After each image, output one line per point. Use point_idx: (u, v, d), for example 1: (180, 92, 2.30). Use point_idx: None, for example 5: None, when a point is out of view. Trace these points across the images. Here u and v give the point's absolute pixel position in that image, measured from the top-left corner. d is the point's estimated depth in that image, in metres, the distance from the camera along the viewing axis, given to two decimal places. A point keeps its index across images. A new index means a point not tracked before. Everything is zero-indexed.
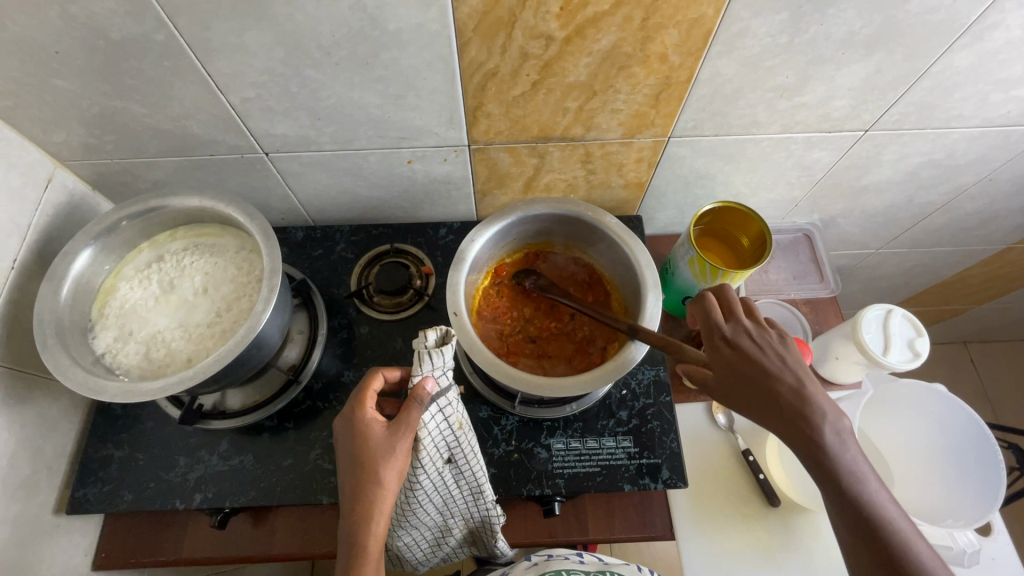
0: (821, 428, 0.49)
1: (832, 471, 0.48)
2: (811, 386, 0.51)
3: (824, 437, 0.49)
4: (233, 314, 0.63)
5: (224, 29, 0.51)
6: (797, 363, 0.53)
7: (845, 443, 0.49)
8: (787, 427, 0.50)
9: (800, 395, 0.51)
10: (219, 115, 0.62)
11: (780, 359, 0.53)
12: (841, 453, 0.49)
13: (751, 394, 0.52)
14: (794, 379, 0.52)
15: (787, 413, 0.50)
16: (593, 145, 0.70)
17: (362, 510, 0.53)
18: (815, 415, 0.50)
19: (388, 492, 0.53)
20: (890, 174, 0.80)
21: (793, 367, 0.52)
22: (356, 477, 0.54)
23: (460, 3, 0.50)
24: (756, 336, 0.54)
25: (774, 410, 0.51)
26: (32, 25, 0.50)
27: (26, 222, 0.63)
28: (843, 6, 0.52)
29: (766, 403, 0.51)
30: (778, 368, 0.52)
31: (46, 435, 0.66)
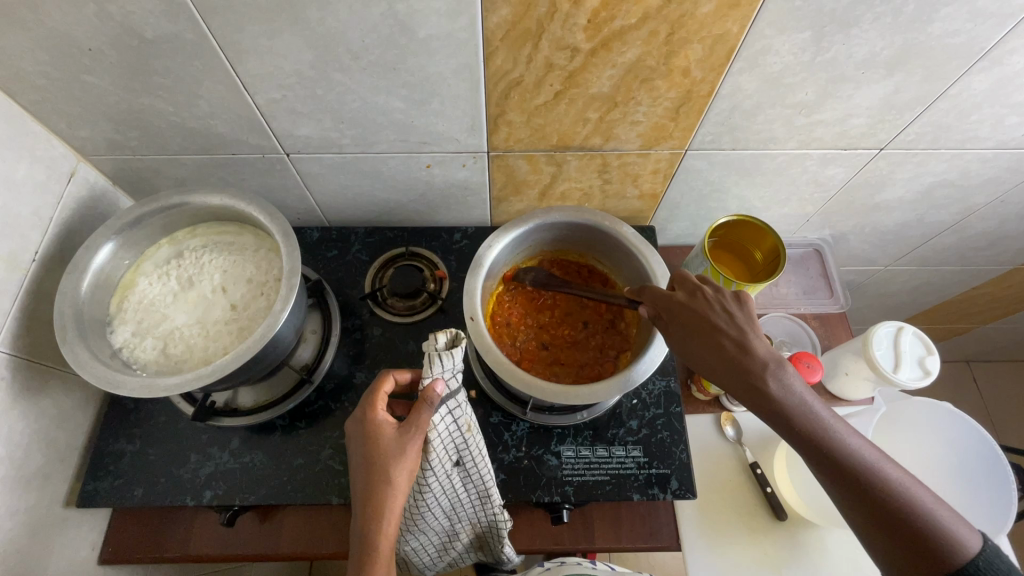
0: (768, 381, 0.48)
1: (794, 422, 0.47)
2: (755, 338, 0.50)
3: (775, 390, 0.48)
4: (251, 312, 0.63)
5: (256, 32, 0.52)
6: (742, 318, 0.52)
7: (794, 390, 0.48)
8: (741, 387, 0.49)
9: (745, 351, 0.50)
10: (244, 115, 0.62)
11: (721, 317, 0.52)
12: (796, 402, 0.47)
13: (704, 360, 0.51)
14: (736, 336, 0.51)
15: (739, 372, 0.49)
16: (611, 155, 0.70)
17: (373, 510, 0.53)
18: (763, 369, 0.49)
19: (399, 492, 0.53)
20: (903, 193, 0.81)
21: (735, 322, 0.52)
22: (367, 477, 0.54)
23: (490, 13, 0.50)
24: (705, 302, 0.54)
25: (728, 373, 0.50)
26: (67, 22, 0.51)
27: (49, 214, 0.63)
28: (866, 27, 0.52)
29: (719, 366, 0.50)
30: (719, 328, 0.51)
31: (59, 427, 0.66)
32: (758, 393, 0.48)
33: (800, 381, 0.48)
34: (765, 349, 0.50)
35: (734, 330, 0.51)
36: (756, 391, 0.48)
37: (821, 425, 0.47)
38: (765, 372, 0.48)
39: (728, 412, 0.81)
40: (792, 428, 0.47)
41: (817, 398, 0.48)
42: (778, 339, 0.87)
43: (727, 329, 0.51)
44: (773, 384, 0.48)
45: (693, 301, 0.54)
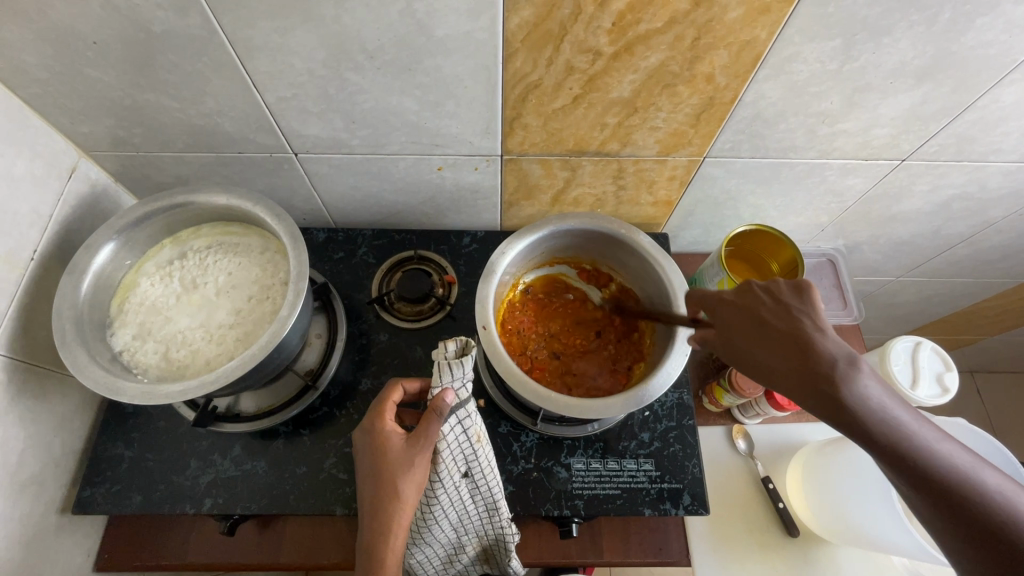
0: (836, 378, 0.45)
1: (866, 425, 0.43)
2: (820, 334, 0.48)
3: (846, 386, 0.44)
4: (256, 317, 0.62)
5: (268, 28, 0.50)
6: (808, 315, 0.50)
7: (867, 386, 0.44)
8: (807, 386, 0.46)
9: (809, 346, 0.47)
10: (251, 113, 0.60)
11: (781, 314, 0.51)
12: (869, 398, 0.44)
13: (767, 361, 0.50)
14: (799, 331, 0.49)
15: (801, 370, 0.47)
16: (627, 161, 0.69)
17: (380, 522, 0.52)
18: (830, 365, 0.46)
19: (406, 505, 0.52)
20: (922, 205, 0.79)
21: (798, 318, 0.50)
22: (374, 488, 0.53)
23: (512, 13, 0.49)
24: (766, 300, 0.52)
25: (791, 371, 0.47)
26: (72, 14, 0.49)
27: (48, 212, 0.61)
28: (897, 35, 0.51)
29: (782, 364, 0.48)
30: (779, 326, 0.50)
31: (56, 431, 0.64)
32: (826, 390, 0.45)
33: (874, 376, 0.45)
34: (829, 344, 0.47)
35: (798, 325, 0.49)
36: (824, 388, 0.45)
37: (899, 423, 0.43)
38: (832, 366, 0.46)
39: (739, 425, 0.79)
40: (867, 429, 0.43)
41: (892, 393, 0.44)
42: None
43: (788, 325, 0.49)
44: (843, 380, 0.45)
45: (749, 299, 0.53)
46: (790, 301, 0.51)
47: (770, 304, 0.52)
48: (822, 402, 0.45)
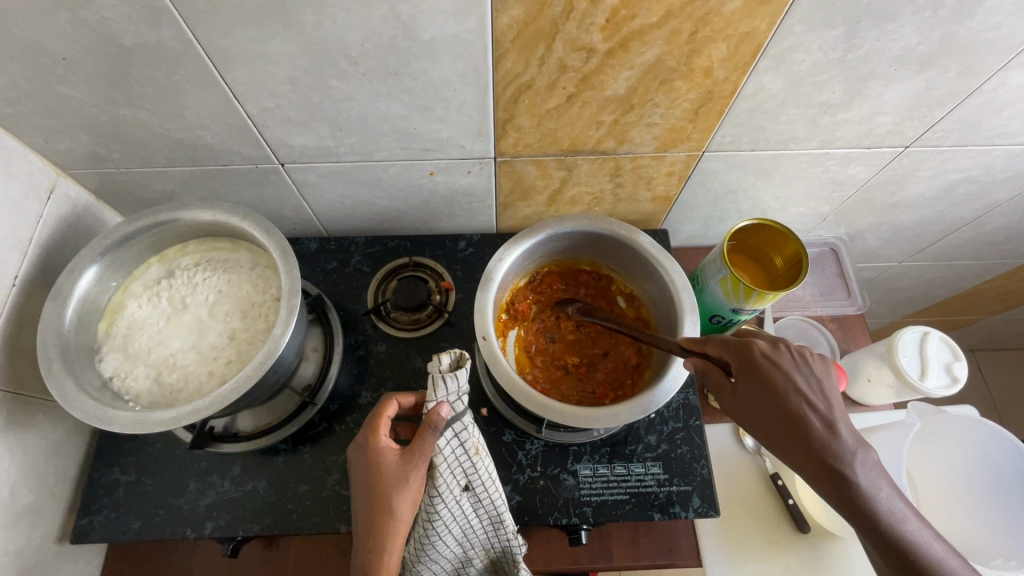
0: (853, 470, 0.48)
1: (863, 510, 0.47)
2: (842, 417, 0.50)
3: (858, 480, 0.47)
4: (249, 336, 0.60)
5: (246, 37, 0.48)
6: (827, 390, 0.51)
7: (877, 479, 0.47)
8: (818, 466, 0.49)
9: (831, 432, 0.49)
10: (233, 125, 0.58)
11: (806, 386, 0.52)
12: (878, 493, 0.47)
13: (780, 433, 0.51)
14: (824, 414, 0.50)
15: (813, 449, 0.49)
16: (624, 158, 0.66)
17: (375, 542, 0.51)
18: (845, 456, 0.48)
19: (402, 523, 0.51)
20: (925, 190, 0.77)
21: (821, 394, 0.51)
22: (370, 506, 0.51)
23: (501, 13, 0.46)
24: (793, 363, 0.53)
25: (808, 453, 0.49)
26: (39, 30, 0.46)
27: (28, 236, 0.59)
28: (903, 21, 0.49)
29: (800, 444, 0.50)
30: (805, 403, 0.51)
31: (49, 459, 0.63)
32: (840, 480, 0.48)
33: (883, 470, 0.48)
34: (843, 428, 0.49)
35: (822, 406, 0.51)
36: (837, 478, 0.48)
37: (900, 520, 0.46)
38: (849, 458, 0.48)
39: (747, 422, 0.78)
40: (873, 522, 0.47)
41: (896, 489, 0.48)
42: (795, 343, 0.85)
43: (812, 404, 0.51)
44: (857, 474, 0.48)
45: (775, 357, 0.53)
46: (815, 373, 0.52)
47: (794, 372, 0.52)
48: (838, 490, 0.48)
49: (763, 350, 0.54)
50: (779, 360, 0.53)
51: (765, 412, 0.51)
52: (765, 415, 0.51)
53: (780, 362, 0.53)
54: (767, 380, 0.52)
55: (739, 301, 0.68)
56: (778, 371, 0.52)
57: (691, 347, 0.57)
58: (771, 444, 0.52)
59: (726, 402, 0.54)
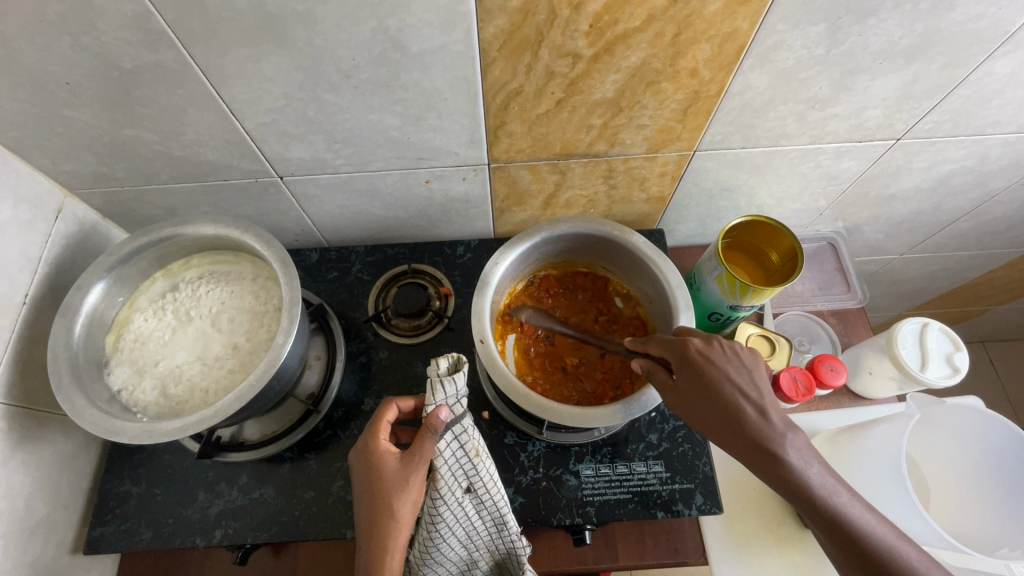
0: (787, 452, 0.47)
1: (801, 492, 0.46)
2: (774, 402, 0.50)
3: (793, 464, 0.47)
4: (252, 346, 0.61)
5: (240, 56, 0.49)
6: (757, 378, 0.51)
7: (811, 461, 0.47)
8: (753, 452, 0.48)
9: (764, 418, 0.49)
10: (232, 141, 0.60)
11: (738, 376, 0.51)
12: (814, 476, 0.46)
13: (719, 427, 0.50)
14: (756, 402, 0.50)
15: (748, 438, 0.48)
16: (616, 161, 0.67)
17: (376, 546, 0.51)
18: (778, 440, 0.48)
19: (403, 526, 0.51)
20: (920, 182, 0.77)
21: (751, 382, 0.51)
22: (371, 510, 0.52)
23: (486, 23, 0.48)
24: (724, 354, 0.52)
25: (743, 441, 0.48)
26: (43, 57, 0.48)
27: (37, 255, 0.61)
28: (884, 16, 0.49)
29: (737, 434, 0.49)
30: (739, 394, 0.50)
31: (61, 473, 0.64)
32: (777, 466, 0.47)
33: (816, 451, 0.48)
34: (775, 413, 0.49)
35: (753, 394, 0.50)
36: (772, 464, 0.47)
37: (837, 499, 0.46)
38: (783, 443, 0.47)
39: None
40: (814, 505, 0.46)
41: (829, 467, 0.47)
42: (796, 338, 0.85)
43: (745, 393, 0.50)
44: (791, 456, 0.47)
45: (708, 350, 0.53)
46: (745, 363, 0.52)
47: (726, 364, 0.52)
48: (776, 475, 0.47)
49: (696, 346, 0.53)
50: (711, 354, 0.52)
51: (703, 407, 0.51)
52: (704, 410, 0.51)
53: (712, 356, 0.52)
54: (702, 375, 0.52)
55: (736, 297, 0.68)
56: (711, 364, 0.52)
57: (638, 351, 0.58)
58: (710, 436, 0.51)
59: (670, 401, 0.54)
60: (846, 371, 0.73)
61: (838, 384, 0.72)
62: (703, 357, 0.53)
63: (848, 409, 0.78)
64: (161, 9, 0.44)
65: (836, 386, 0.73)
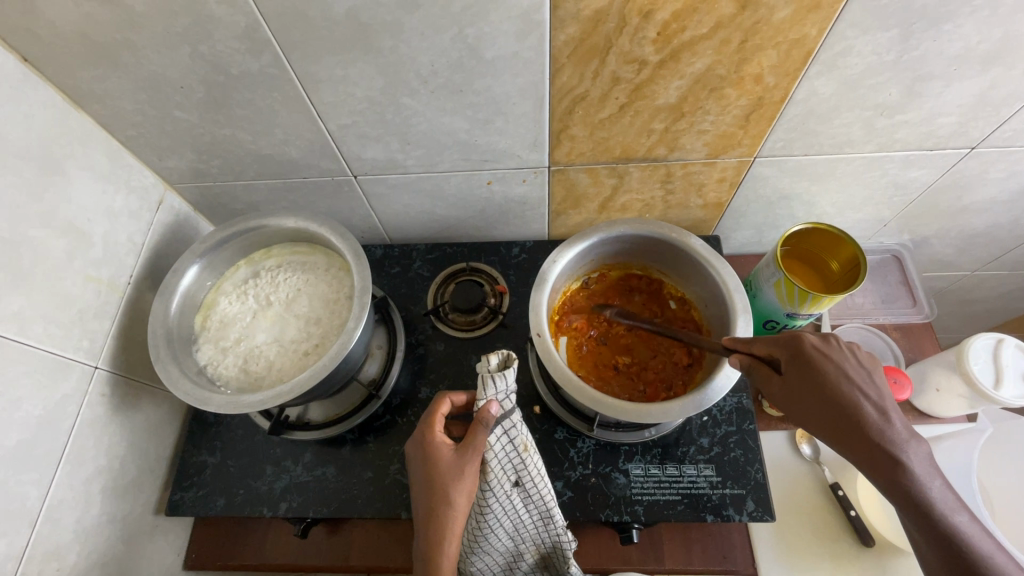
0: (906, 458, 0.48)
1: (919, 501, 0.47)
2: (896, 409, 0.50)
3: (914, 470, 0.47)
4: (324, 330, 0.66)
5: (331, 63, 0.54)
6: (878, 381, 0.52)
7: (931, 471, 0.47)
8: (870, 454, 0.49)
9: (885, 421, 0.50)
10: (315, 141, 0.65)
11: (861, 378, 0.52)
12: (934, 485, 0.47)
13: (836, 426, 0.51)
14: (876, 404, 0.50)
15: (866, 439, 0.49)
16: (675, 165, 0.68)
17: (434, 534, 0.54)
18: (896, 445, 0.48)
19: (458, 514, 0.53)
20: (997, 194, 0.74)
21: (873, 385, 0.51)
22: (428, 498, 0.55)
23: (558, 31, 0.50)
24: (842, 354, 0.53)
25: (860, 439, 0.49)
26: (164, 64, 0.55)
27: (141, 241, 0.68)
28: (961, 21, 0.49)
29: (855, 432, 0.50)
30: (858, 394, 0.51)
31: (150, 439, 0.71)
32: (895, 469, 0.48)
33: (935, 462, 0.48)
34: (895, 418, 0.50)
35: (873, 396, 0.51)
36: (890, 467, 0.48)
37: (953, 514, 0.46)
38: (902, 448, 0.48)
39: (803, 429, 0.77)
40: (930, 515, 0.46)
41: (946, 480, 0.48)
42: None
43: (864, 394, 0.51)
44: (910, 461, 0.48)
45: (828, 349, 0.53)
46: (865, 365, 0.52)
47: (846, 363, 0.52)
48: (891, 478, 0.48)
49: (813, 342, 0.53)
50: (830, 352, 0.53)
51: (821, 405, 0.51)
52: (819, 408, 0.51)
53: (832, 354, 0.53)
54: (821, 371, 0.52)
55: (795, 305, 0.68)
56: (829, 362, 0.52)
57: (736, 346, 0.56)
58: (821, 434, 0.52)
59: (777, 395, 0.54)
60: (911, 384, 0.70)
61: (901, 398, 0.70)
62: (821, 354, 0.53)
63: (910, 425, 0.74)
64: (268, 20, 0.50)
65: (899, 400, 0.70)
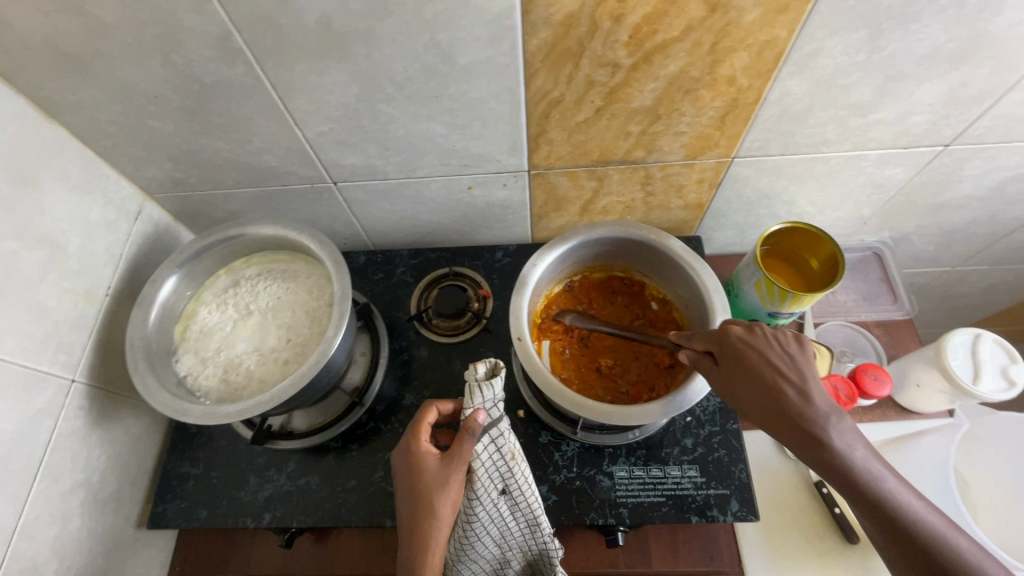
0: (830, 436, 0.47)
1: (849, 479, 0.46)
2: (819, 387, 0.50)
3: (837, 448, 0.46)
4: (305, 337, 0.65)
5: (306, 70, 0.54)
6: (802, 362, 0.51)
7: (856, 446, 0.47)
8: (797, 437, 0.48)
9: (808, 401, 0.49)
10: (293, 149, 0.65)
11: (785, 361, 0.51)
12: (859, 460, 0.46)
13: (762, 410, 0.50)
14: (798, 385, 0.50)
15: (790, 420, 0.49)
16: (653, 167, 0.69)
17: (418, 546, 0.53)
18: (819, 424, 0.48)
19: (442, 525, 0.53)
20: (972, 190, 0.75)
21: (795, 367, 0.51)
22: (411, 510, 0.55)
23: (531, 36, 0.51)
24: (765, 340, 0.53)
25: (784, 423, 0.49)
26: (136, 74, 0.54)
27: (119, 251, 0.68)
28: (927, 21, 0.50)
29: (782, 417, 0.49)
30: (779, 377, 0.50)
31: (131, 452, 0.70)
32: (821, 449, 0.47)
33: (862, 436, 0.47)
34: (818, 395, 0.49)
35: (796, 377, 0.50)
36: (815, 448, 0.47)
37: (887, 488, 0.45)
38: (827, 426, 0.47)
39: None
40: (857, 489, 0.46)
41: (876, 453, 0.47)
42: (839, 349, 0.83)
43: (786, 376, 0.50)
44: (834, 439, 0.47)
45: (751, 338, 0.54)
46: (789, 347, 0.52)
47: (768, 350, 0.52)
48: (820, 459, 0.47)
49: (737, 334, 0.54)
50: (753, 340, 0.53)
51: (748, 392, 0.51)
52: (746, 396, 0.51)
53: (754, 342, 0.53)
54: (743, 360, 0.52)
55: (775, 304, 0.68)
56: (753, 351, 0.53)
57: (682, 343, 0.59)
58: (755, 421, 0.51)
59: (715, 388, 0.55)
60: (891, 381, 0.71)
61: (881, 394, 0.70)
62: (745, 343, 0.53)
63: (893, 422, 0.75)
64: (240, 28, 0.49)
65: (879, 397, 0.71)
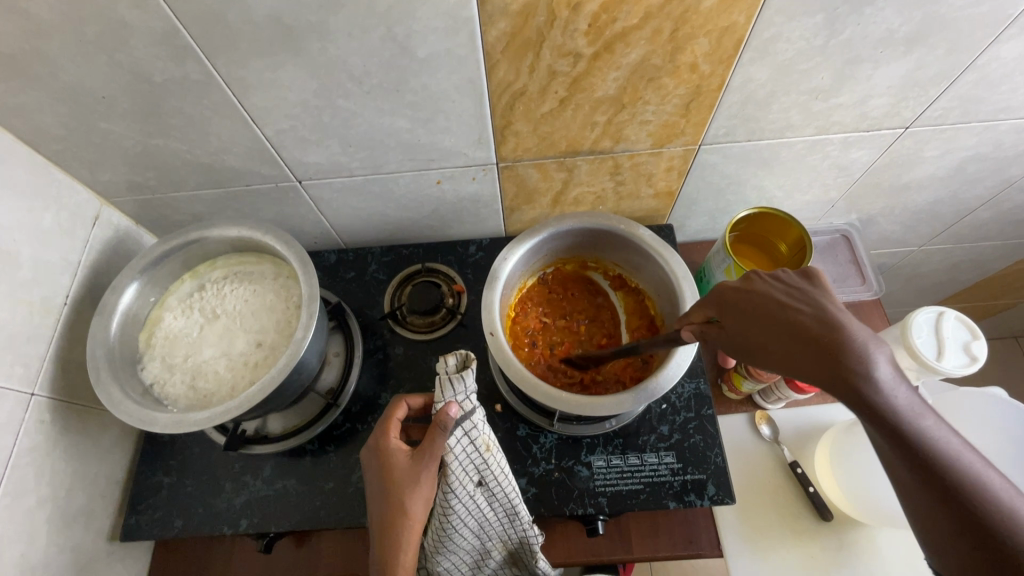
0: (873, 368, 0.37)
1: (887, 417, 0.36)
2: (847, 317, 0.40)
3: (878, 380, 0.37)
4: (274, 340, 0.64)
5: (259, 66, 0.52)
6: (815, 294, 0.42)
7: (895, 379, 0.37)
8: (829, 374, 0.38)
9: (841, 332, 0.39)
10: (254, 148, 0.63)
11: (796, 296, 0.42)
12: (898, 395, 0.37)
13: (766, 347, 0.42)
14: (821, 314, 0.40)
15: (827, 354, 0.38)
16: (622, 157, 0.69)
17: (390, 544, 0.53)
18: (859, 353, 0.37)
19: (415, 522, 0.53)
20: (934, 170, 0.76)
21: (815, 301, 0.41)
22: (383, 508, 0.54)
23: (489, 27, 0.50)
24: (762, 278, 0.45)
25: (815, 358, 0.38)
26: (81, 74, 0.52)
27: (76, 259, 0.66)
28: (881, 4, 0.50)
29: (806, 357, 0.39)
30: (794, 309, 0.41)
31: (99, 464, 0.68)
32: (859, 386, 0.37)
33: (900, 368, 0.38)
34: (851, 323, 0.39)
35: (826, 310, 0.40)
36: (854, 384, 0.37)
37: (923, 422, 0.37)
38: (868, 357, 0.37)
39: (762, 411, 0.78)
40: (893, 427, 0.36)
41: (909, 383, 0.38)
42: None
43: (802, 309, 0.41)
44: (877, 371, 0.37)
45: (749, 280, 0.45)
46: (794, 282, 0.44)
47: (773, 285, 0.44)
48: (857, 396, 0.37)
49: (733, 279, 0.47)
50: (753, 280, 0.45)
51: (751, 329, 0.43)
52: (754, 336, 0.43)
53: (757, 280, 0.45)
54: (746, 300, 0.44)
55: None
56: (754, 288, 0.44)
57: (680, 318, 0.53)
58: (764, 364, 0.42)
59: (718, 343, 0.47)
60: None
61: None
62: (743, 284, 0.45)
63: None
64: (187, 25, 0.48)
65: None
